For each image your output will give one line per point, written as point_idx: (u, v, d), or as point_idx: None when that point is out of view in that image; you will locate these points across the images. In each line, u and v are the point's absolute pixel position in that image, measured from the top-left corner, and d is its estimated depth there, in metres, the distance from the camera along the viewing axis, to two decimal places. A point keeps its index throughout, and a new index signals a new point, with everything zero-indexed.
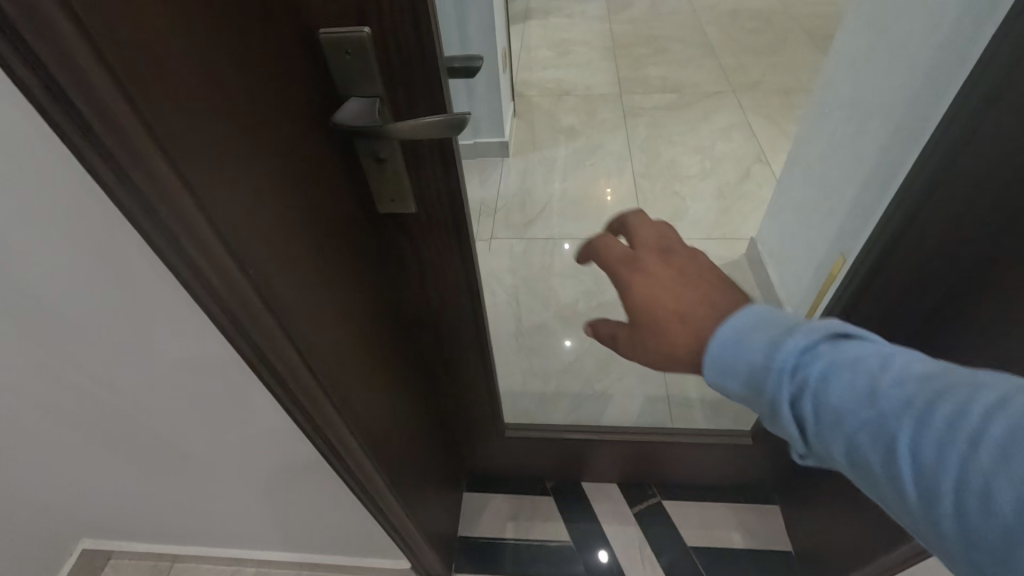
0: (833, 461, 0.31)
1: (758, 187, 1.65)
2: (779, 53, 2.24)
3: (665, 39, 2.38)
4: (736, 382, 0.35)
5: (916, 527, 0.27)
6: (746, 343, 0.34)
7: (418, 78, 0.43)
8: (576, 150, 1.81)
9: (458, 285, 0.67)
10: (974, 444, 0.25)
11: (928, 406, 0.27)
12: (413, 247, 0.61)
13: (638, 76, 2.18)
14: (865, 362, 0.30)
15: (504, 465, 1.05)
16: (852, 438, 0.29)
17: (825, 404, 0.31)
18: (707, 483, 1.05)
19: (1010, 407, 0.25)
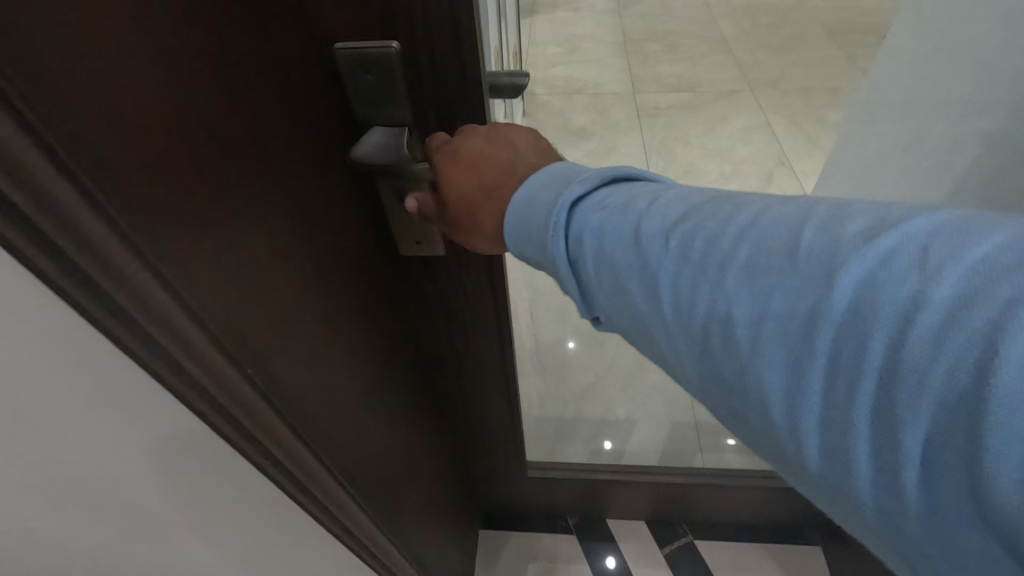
0: (608, 306, 0.33)
1: (783, 193, 1.58)
2: (799, 48, 2.15)
3: (678, 32, 2.28)
4: (527, 241, 0.37)
5: (675, 359, 0.29)
6: (532, 202, 0.37)
7: (453, 99, 0.40)
8: (590, 153, 1.72)
9: (487, 329, 0.64)
10: (705, 260, 0.27)
11: (684, 234, 0.29)
12: (438, 294, 0.58)
13: (650, 73, 2.10)
14: (636, 204, 0.32)
15: (528, 502, 1.04)
16: (622, 278, 0.31)
17: (604, 250, 0.32)
18: (739, 522, 1.03)
19: (753, 227, 0.27)
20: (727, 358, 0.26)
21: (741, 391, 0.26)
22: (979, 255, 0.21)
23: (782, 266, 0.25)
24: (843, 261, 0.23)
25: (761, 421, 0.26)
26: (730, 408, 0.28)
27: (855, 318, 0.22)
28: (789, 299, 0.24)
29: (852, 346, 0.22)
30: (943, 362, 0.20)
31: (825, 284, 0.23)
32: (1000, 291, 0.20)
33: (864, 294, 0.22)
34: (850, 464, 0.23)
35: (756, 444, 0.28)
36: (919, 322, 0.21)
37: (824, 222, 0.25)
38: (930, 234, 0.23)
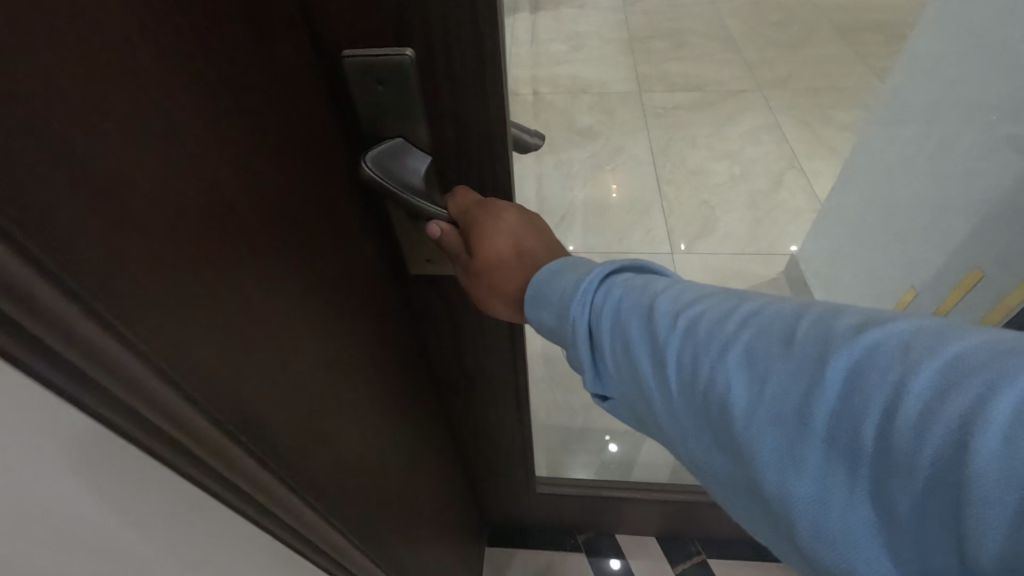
0: (618, 385, 0.33)
1: (793, 195, 1.55)
2: (806, 47, 2.11)
3: (684, 30, 2.24)
4: (540, 306, 0.38)
5: (681, 441, 0.29)
6: (555, 274, 0.37)
7: (475, 122, 0.38)
8: (596, 154, 1.69)
9: (500, 346, 0.60)
10: (708, 340, 0.28)
11: (688, 316, 0.30)
12: (448, 311, 0.55)
13: (655, 72, 2.06)
14: (646, 285, 0.33)
15: (535, 516, 1.03)
16: (633, 358, 0.31)
17: (614, 328, 0.33)
18: (750, 539, 1.03)
19: (754, 317, 0.28)
20: (729, 445, 0.26)
21: (746, 483, 0.26)
22: (958, 351, 0.21)
23: (778, 355, 0.25)
24: (832, 349, 0.24)
25: (767, 513, 0.26)
26: (738, 500, 0.28)
27: (845, 409, 0.23)
28: (785, 389, 0.24)
29: (845, 441, 0.23)
30: (930, 458, 0.20)
31: (818, 373, 0.24)
32: (984, 383, 0.20)
33: (854, 385, 0.23)
34: (854, 561, 0.22)
35: (766, 538, 0.28)
36: (903, 416, 0.21)
37: (819, 314, 0.26)
38: (914, 331, 0.23)
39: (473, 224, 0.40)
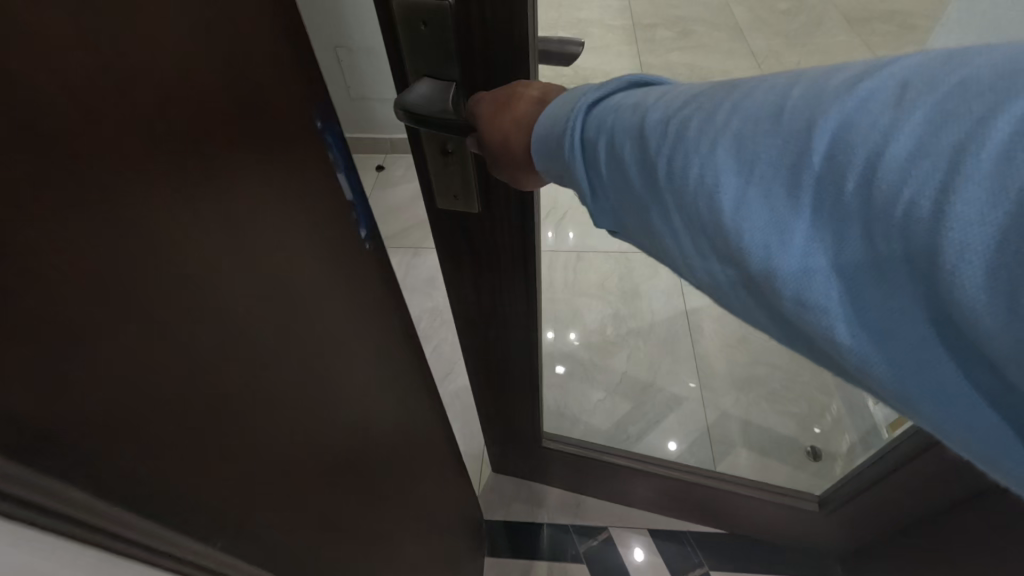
0: (617, 196, 0.36)
1: None
2: (815, 36, 2.06)
3: (691, 16, 2.19)
4: (552, 163, 0.42)
5: (675, 242, 0.31)
6: (554, 122, 0.41)
7: (499, 60, 0.49)
8: None
9: (514, 280, 0.73)
10: (698, 135, 0.29)
11: (680, 115, 0.30)
12: (472, 246, 0.69)
13: (660, 63, 2.05)
14: (643, 104, 0.34)
15: (548, 475, 1.11)
16: (630, 166, 0.33)
17: (614, 147, 0.35)
18: (762, 538, 1.04)
19: (744, 101, 0.28)
20: (710, 228, 0.28)
21: (728, 261, 0.27)
22: (958, 81, 0.21)
23: (769, 129, 0.26)
24: (822, 112, 0.24)
25: (749, 284, 0.27)
26: (723, 283, 0.29)
27: (831, 164, 0.23)
28: (775, 161, 0.25)
29: (828, 193, 0.23)
30: (910, 191, 0.21)
31: (806, 137, 0.25)
32: (975, 109, 0.20)
33: (844, 137, 0.23)
34: (828, 313, 0.24)
35: (750, 316, 0.30)
36: (893, 154, 0.21)
37: (812, 80, 0.26)
38: (911, 71, 0.23)
39: (484, 115, 0.49)
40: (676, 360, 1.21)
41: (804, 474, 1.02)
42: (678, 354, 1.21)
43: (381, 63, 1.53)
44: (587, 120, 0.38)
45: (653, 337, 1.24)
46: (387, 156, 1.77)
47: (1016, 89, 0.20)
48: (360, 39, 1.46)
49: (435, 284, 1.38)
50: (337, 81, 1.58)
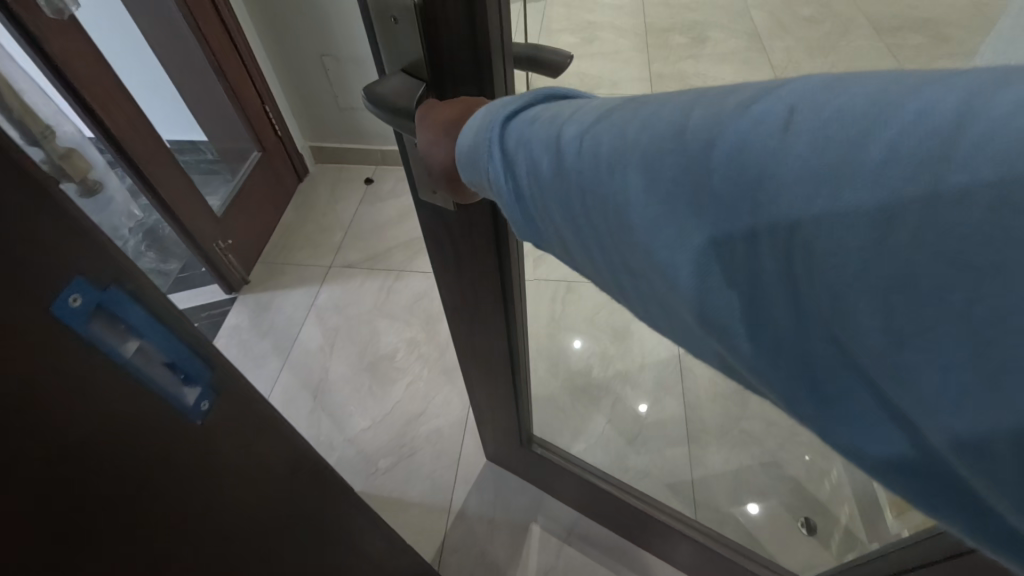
0: (544, 220, 0.30)
1: None
2: (842, 44, 1.87)
3: (708, 20, 2.06)
4: (481, 186, 0.34)
5: (601, 260, 0.28)
6: (476, 139, 0.33)
7: (466, 61, 0.41)
8: None
9: (489, 268, 0.64)
10: (605, 151, 0.25)
11: (595, 127, 0.26)
12: (450, 235, 0.61)
13: (672, 72, 1.93)
14: (561, 116, 0.29)
15: (545, 483, 1.00)
16: (545, 180, 0.28)
17: (535, 168, 0.29)
18: None
19: (649, 116, 0.24)
20: (625, 246, 0.25)
21: (647, 277, 0.25)
22: (848, 97, 0.18)
23: (671, 149, 0.22)
24: (721, 129, 0.21)
25: (668, 302, 0.25)
26: (648, 297, 0.27)
27: (726, 187, 0.20)
28: (676, 178, 0.22)
29: (726, 220, 0.21)
30: (802, 220, 0.18)
31: (704, 161, 0.21)
32: (857, 132, 0.17)
33: (738, 161, 0.20)
34: (728, 330, 0.22)
35: (674, 328, 0.28)
36: (782, 179, 0.19)
37: (711, 100, 0.22)
38: (807, 89, 0.19)
39: (420, 132, 0.42)
40: (664, 411, 1.15)
41: (802, 551, 0.94)
42: (667, 404, 1.15)
43: (369, 73, 1.46)
44: (506, 137, 0.31)
45: (642, 382, 1.17)
46: (377, 168, 1.69)
47: (894, 113, 0.17)
48: (347, 49, 1.40)
49: (414, 311, 1.30)
50: (323, 90, 1.51)
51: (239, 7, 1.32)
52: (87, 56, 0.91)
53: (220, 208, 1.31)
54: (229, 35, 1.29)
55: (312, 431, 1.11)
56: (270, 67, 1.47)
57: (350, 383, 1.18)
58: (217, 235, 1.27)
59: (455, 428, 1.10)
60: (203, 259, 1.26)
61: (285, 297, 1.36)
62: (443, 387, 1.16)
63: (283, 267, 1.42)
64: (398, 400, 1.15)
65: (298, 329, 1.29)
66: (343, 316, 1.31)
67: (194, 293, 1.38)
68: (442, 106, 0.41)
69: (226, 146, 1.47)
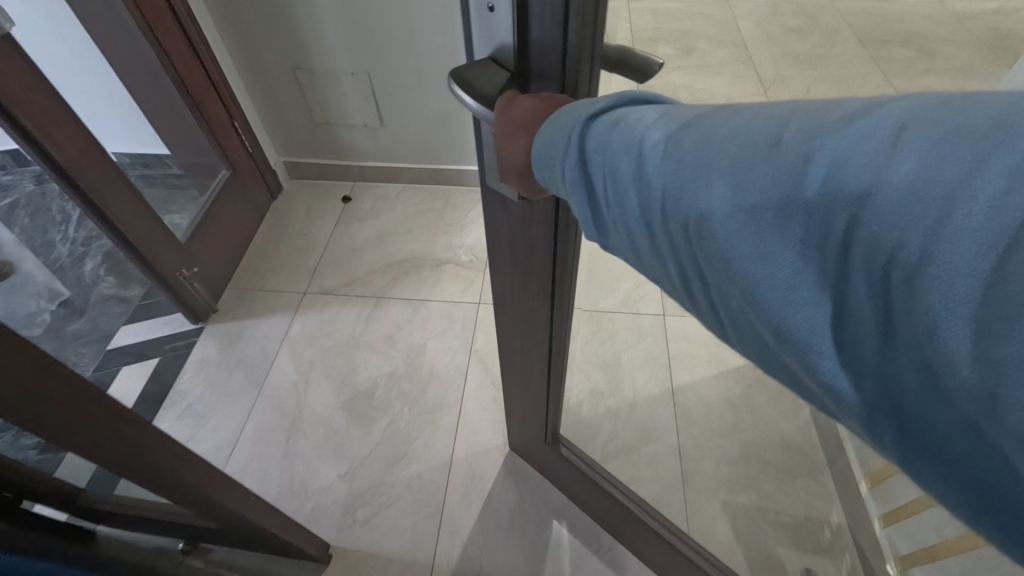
0: (612, 224, 0.28)
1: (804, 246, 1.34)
2: None
3: None
4: (558, 186, 0.32)
5: (667, 270, 0.26)
6: (554, 143, 0.31)
7: (556, 60, 0.38)
8: None
9: (543, 262, 0.61)
10: (689, 155, 0.23)
11: (679, 134, 0.24)
12: (512, 256, 0.63)
13: None
14: (646, 117, 0.27)
15: (562, 488, 0.99)
16: (616, 183, 0.27)
17: (610, 173, 0.27)
18: None
19: (741, 125, 0.22)
20: (693, 256, 0.23)
21: (717, 289, 0.23)
22: (967, 117, 0.17)
23: (762, 160, 0.20)
24: (820, 144, 0.19)
25: (738, 320, 0.23)
26: (716, 313, 0.24)
27: (822, 202, 0.19)
28: (763, 191, 0.20)
29: (819, 233, 0.19)
30: (906, 239, 0.16)
31: (797, 175, 0.19)
32: (975, 152, 0.16)
33: (836, 179, 0.18)
34: (804, 350, 0.19)
35: (746, 347, 0.25)
36: (882, 197, 0.17)
37: (811, 113, 0.21)
38: (921, 108, 0.18)
39: (499, 121, 0.39)
40: (659, 451, 1.11)
41: None
42: (662, 442, 1.11)
43: (345, 90, 1.38)
44: (586, 143, 0.29)
45: (635, 421, 1.13)
46: (355, 185, 1.61)
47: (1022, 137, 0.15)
48: (321, 62, 1.33)
49: (395, 343, 1.23)
50: (297, 106, 1.43)
51: (204, 16, 1.24)
52: (29, 82, 0.82)
53: (184, 234, 1.22)
54: (193, 48, 1.20)
55: (284, 477, 1.04)
56: (239, 79, 1.38)
57: (325, 424, 1.11)
58: (181, 263, 1.19)
59: (437, 474, 1.04)
60: (166, 289, 1.17)
61: (254, 327, 1.27)
62: (425, 428, 1.09)
63: (255, 293, 1.34)
64: (377, 443, 1.07)
65: (270, 361, 1.21)
66: (318, 349, 1.23)
67: (155, 323, 1.28)
68: (530, 98, 0.38)
69: (189, 161, 1.36)
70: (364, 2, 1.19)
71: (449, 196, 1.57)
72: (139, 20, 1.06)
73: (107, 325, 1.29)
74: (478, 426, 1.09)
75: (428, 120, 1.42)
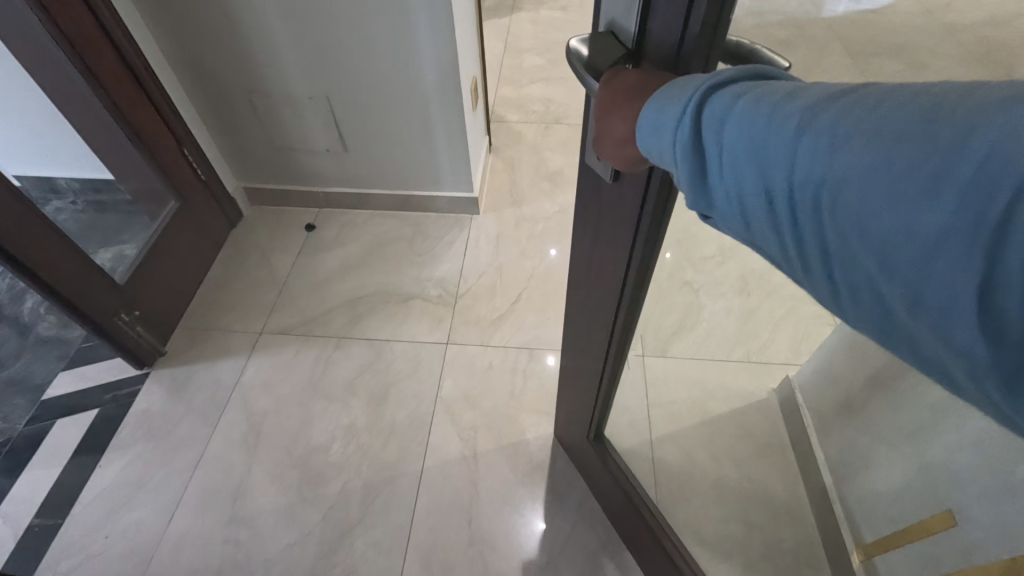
0: (721, 197, 0.28)
1: None
2: None
3: None
4: (665, 159, 0.31)
5: (781, 244, 0.25)
6: (662, 116, 0.30)
7: (672, 38, 0.34)
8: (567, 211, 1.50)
9: (623, 252, 0.56)
10: (829, 127, 0.22)
11: (812, 109, 0.23)
12: (591, 244, 0.63)
13: None
14: (773, 89, 0.25)
15: (594, 482, 0.98)
16: (735, 155, 0.26)
17: (729, 149, 0.26)
18: None
19: (892, 96, 0.21)
20: (824, 227, 0.23)
21: (849, 258, 0.22)
22: None
23: (915, 138, 0.20)
24: (985, 122, 0.18)
25: (863, 291, 0.22)
26: (836, 286, 0.24)
27: (985, 181, 0.18)
28: (913, 166, 0.19)
29: (974, 209, 0.18)
30: None
31: (957, 153, 0.18)
32: None
33: (1005, 157, 0.17)
34: (946, 314, 0.19)
35: (865, 320, 0.24)
36: None
37: (975, 87, 0.20)
38: None
39: (604, 87, 0.37)
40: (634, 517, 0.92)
41: None
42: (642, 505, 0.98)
43: (303, 112, 1.29)
44: (701, 116, 0.27)
45: None
46: (320, 212, 1.52)
47: None
48: (275, 85, 1.24)
49: (356, 390, 1.15)
50: (253, 129, 1.34)
51: (144, 38, 1.14)
52: None
53: (124, 274, 1.13)
54: (133, 74, 1.11)
55: (230, 545, 0.96)
56: (188, 102, 1.29)
57: (277, 483, 1.02)
58: (120, 306, 1.10)
59: (397, 541, 0.96)
60: (102, 336, 1.08)
61: (205, 372, 1.19)
62: (384, 489, 1.01)
63: (206, 335, 1.25)
64: (330, 506, 0.99)
65: (220, 411, 1.12)
66: (274, 397, 1.14)
67: (95, 370, 1.19)
68: (642, 72, 0.35)
69: (138, 187, 1.28)
70: (318, 23, 1.10)
71: (420, 223, 1.48)
72: (64, 47, 0.96)
73: (42, 373, 1.19)
74: (444, 484, 1.02)
75: (396, 142, 1.34)
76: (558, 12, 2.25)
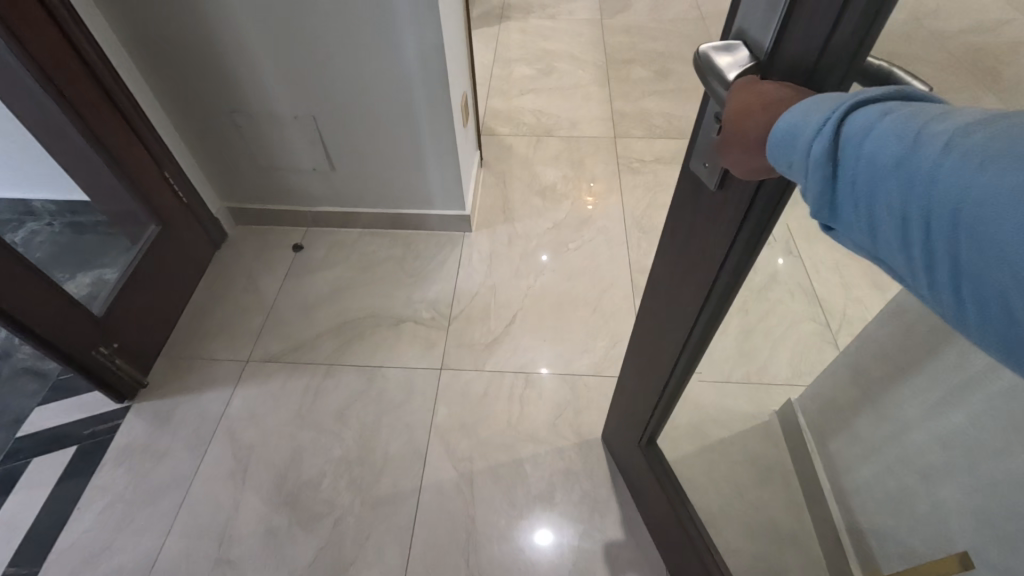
0: (849, 207, 0.26)
1: None
2: None
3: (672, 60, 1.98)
4: (790, 171, 0.29)
5: (910, 258, 0.24)
6: (795, 123, 0.28)
7: (809, 48, 0.31)
8: (561, 226, 1.47)
9: (712, 258, 0.52)
10: (992, 144, 0.21)
11: (975, 129, 0.22)
12: (677, 252, 0.60)
13: (634, 110, 1.81)
14: (935, 109, 0.24)
15: (644, 494, 0.96)
16: (874, 164, 0.24)
17: (866, 159, 0.25)
18: None
19: None
20: (960, 242, 0.21)
21: (981, 272, 0.21)
22: None
23: None
24: None
25: (989, 312, 0.21)
26: (962, 306, 0.22)
27: None
28: None
29: None
30: None
31: None
32: None
33: None
34: None
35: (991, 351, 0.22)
36: None
37: None
38: None
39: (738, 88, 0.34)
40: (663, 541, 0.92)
41: None
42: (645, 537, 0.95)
43: (289, 130, 1.25)
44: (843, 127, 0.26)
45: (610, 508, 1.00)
46: (308, 232, 1.48)
47: None
48: (257, 103, 1.19)
49: (347, 420, 1.11)
50: (238, 147, 1.29)
51: (122, 60, 1.10)
52: None
53: (101, 305, 1.08)
54: (111, 97, 1.07)
55: None
56: (169, 123, 1.24)
57: (265, 522, 0.98)
58: (98, 339, 1.05)
59: None
60: (79, 371, 1.03)
61: (190, 405, 1.14)
62: (378, 526, 0.98)
63: (193, 363, 1.21)
64: (320, 546, 0.96)
65: (206, 446, 1.08)
66: (263, 429, 1.10)
67: (74, 403, 1.14)
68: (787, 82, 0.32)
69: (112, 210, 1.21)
70: (305, 42, 1.07)
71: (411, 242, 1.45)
72: (36, 72, 0.92)
73: (18, 407, 1.14)
74: (440, 516, 0.99)
75: (387, 159, 1.30)
76: (546, 21, 2.23)
